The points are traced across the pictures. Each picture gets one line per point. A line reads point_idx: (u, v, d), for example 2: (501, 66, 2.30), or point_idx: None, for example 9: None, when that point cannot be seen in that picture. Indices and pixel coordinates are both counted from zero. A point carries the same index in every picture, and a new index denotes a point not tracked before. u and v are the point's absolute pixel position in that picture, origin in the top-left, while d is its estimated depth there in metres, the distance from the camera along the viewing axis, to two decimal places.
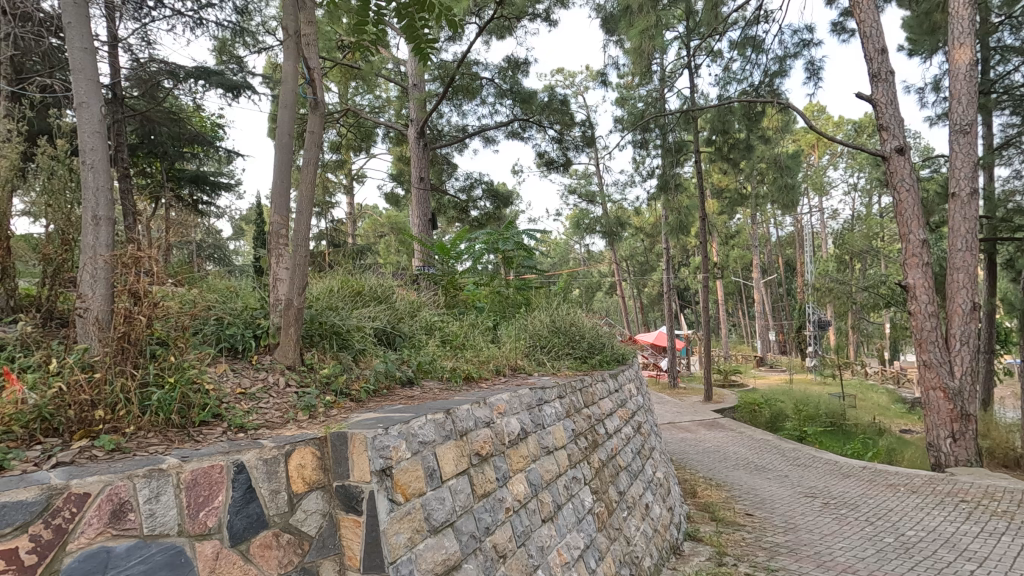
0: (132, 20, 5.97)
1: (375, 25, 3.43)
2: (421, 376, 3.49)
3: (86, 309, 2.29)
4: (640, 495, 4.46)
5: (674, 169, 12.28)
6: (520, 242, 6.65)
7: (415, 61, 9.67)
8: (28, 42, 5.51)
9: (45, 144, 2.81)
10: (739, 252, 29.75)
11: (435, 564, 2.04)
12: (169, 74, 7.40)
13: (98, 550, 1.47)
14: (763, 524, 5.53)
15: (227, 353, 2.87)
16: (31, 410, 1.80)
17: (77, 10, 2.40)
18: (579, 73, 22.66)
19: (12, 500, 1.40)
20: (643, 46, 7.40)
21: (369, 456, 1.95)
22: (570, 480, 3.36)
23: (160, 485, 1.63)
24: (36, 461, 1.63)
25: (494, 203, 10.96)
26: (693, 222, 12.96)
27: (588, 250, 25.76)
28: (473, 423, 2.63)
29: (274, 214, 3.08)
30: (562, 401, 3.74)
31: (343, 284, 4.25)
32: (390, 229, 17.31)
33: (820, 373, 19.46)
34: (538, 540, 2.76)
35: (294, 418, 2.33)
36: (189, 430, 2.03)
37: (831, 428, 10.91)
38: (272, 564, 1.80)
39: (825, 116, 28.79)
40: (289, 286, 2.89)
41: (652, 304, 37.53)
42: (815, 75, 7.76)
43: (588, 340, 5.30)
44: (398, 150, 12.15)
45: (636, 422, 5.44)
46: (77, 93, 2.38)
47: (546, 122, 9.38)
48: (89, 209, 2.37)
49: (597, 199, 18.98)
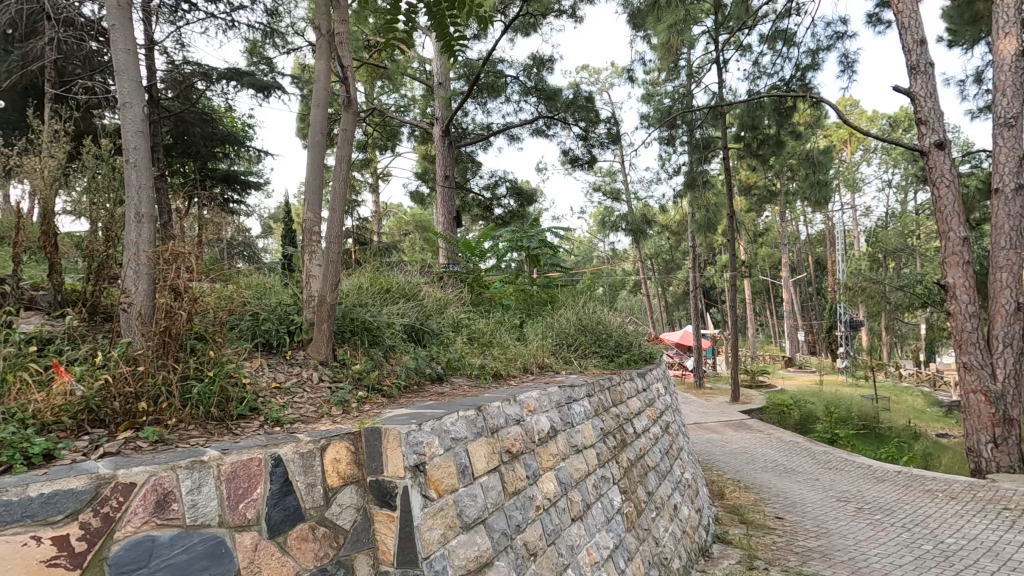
0: (168, 24, 6.09)
1: (404, 23, 3.45)
2: (450, 373, 3.50)
3: (129, 304, 2.35)
4: (669, 496, 4.40)
5: (701, 166, 12.07)
6: (545, 240, 6.59)
7: (441, 60, 9.70)
8: (71, 45, 5.67)
9: (91, 145, 2.90)
10: (767, 250, 29.12)
11: (467, 561, 2.04)
12: (203, 76, 7.58)
13: (143, 539, 1.51)
14: (793, 528, 5.42)
15: (262, 348, 2.93)
16: (79, 402, 1.86)
17: (121, 13, 2.47)
18: (604, 69, 22.43)
19: (63, 489, 1.44)
20: (672, 42, 7.26)
21: (403, 451, 1.97)
22: (599, 479, 3.33)
23: (201, 477, 1.67)
24: (84, 451, 1.68)
25: (518, 201, 10.98)
26: (721, 220, 12.71)
27: (612, 248, 25.50)
28: (504, 420, 2.63)
29: (306, 211, 3.10)
30: (590, 400, 3.71)
31: (372, 282, 4.29)
32: (415, 227, 17.44)
33: (852, 374, 18.94)
34: (568, 539, 2.74)
35: (329, 413, 2.36)
36: (227, 424, 2.07)
37: (864, 430, 10.61)
38: (308, 557, 1.82)
39: (859, 110, 28.00)
40: (322, 282, 2.91)
41: (677, 302, 36.96)
42: (850, 68, 7.50)
43: (616, 339, 5.25)
44: (423, 148, 12.28)
45: (664, 421, 5.37)
46: (121, 93, 2.44)
47: (571, 119, 9.34)
48: (133, 207, 2.43)
49: (622, 197, 18.77)
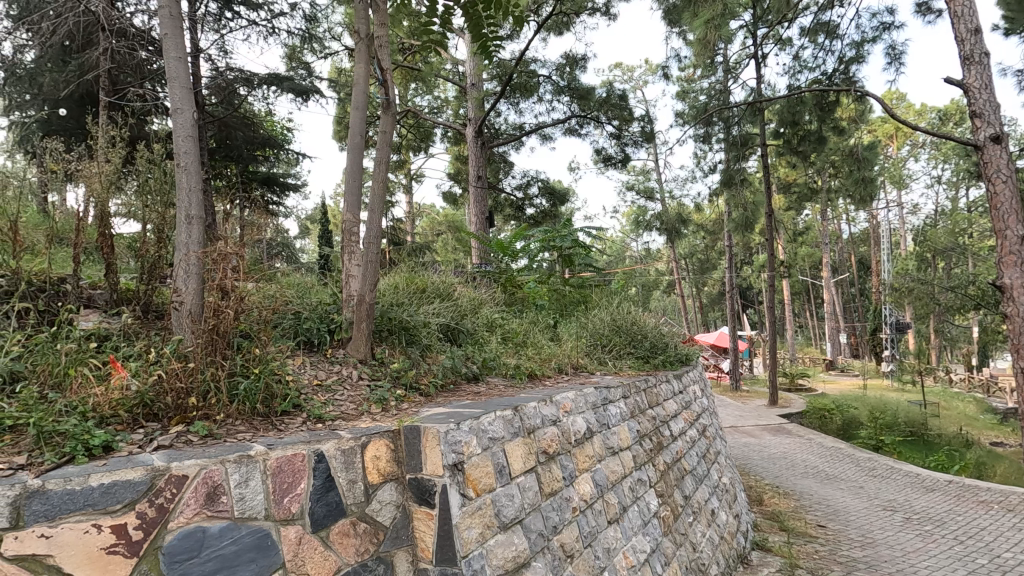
0: (212, 32, 6.29)
1: (441, 23, 3.49)
2: (485, 372, 3.51)
3: (181, 303, 2.44)
4: (706, 501, 4.31)
5: (739, 164, 11.76)
6: (578, 240, 6.57)
7: (474, 61, 9.75)
8: (123, 55, 5.93)
9: (144, 150, 3.03)
10: (808, 249, 28.20)
11: (505, 561, 2.04)
12: (245, 82, 7.84)
13: (195, 530, 1.56)
14: (837, 537, 5.24)
15: (304, 346, 2.99)
16: (134, 397, 1.93)
17: (173, 23, 2.57)
18: (637, 67, 22.14)
19: (122, 479, 1.51)
20: (709, 37, 7.10)
21: (442, 450, 1.98)
22: (635, 482, 3.29)
23: (249, 470, 1.72)
24: (140, 443, 1.75)
25: (550, 201, 10.95)
26: (759, 219, 12.37)
27: (645, 248, 25.14)
28: (540, 420, 2.62)
29: (346, 212, 3.16)
30: (626, 401, 3.67)
31: (408, 282, 4.35)
32: (446, 227, 17.56)
33: (898, 379, 18.18)
34: (604, 542, 2.71)
35: (368, 411, 2.41)
36: (272, 420, 2.13)
37: (911, 437, 10.18)
38: (350, 552, 1.86)
39: (907, 104, 26.85)
40: (361, 282, 2.96)
41: (712, 302, 36.20)
42: (898, 60, 7.18)
43: (651, 340, 5.18)
44: (456, 149, 12.37)
45: (701, 424, 5.28)
46: (174, 99, 2.55)
47: (604, 118, 9.27)
48: (183, 209, 2.52)
49: (656, 196, 18.46)
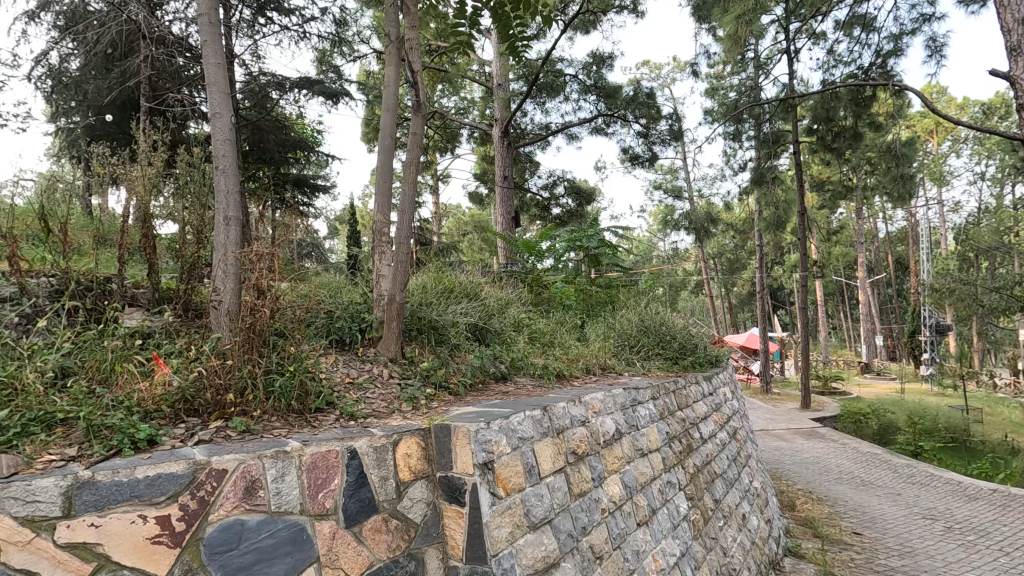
0: (246, 38, 6.45)
1: (471, 23, 3.53)
2: (514, 372, 3.52)
3: (219, 302, 2.51)
4: (737, 505, 4.24)
5: (770, 161, 11.49)
6: (605, 240, 6.53)
7: (500, 62, 9.76)
8: (163, 61, 6.12)
9: (184, 154, 3.13)
10: (843, 248, 27.40)
11: (535, 560, 2.05)
12: (277, 86, 8.01)
13: (234, 522, 1.61)
14: (873, 545, 5.09)
15: (336, 344, 3.05)
16: (175, 392, 1.99)
17: (211, 30, 2.66)
18: (665, 64, 21.84)
19: (166, 472, 1.56)
20: (740, 33, 6.97)
21: (472, 449, 2.00)
22: (665, 485, 3.25)
23: (285, 466, 1.76)
24: (182, 437, 1.81)
25: (577, 201, 10.90)
26: (791, 217, 12.07)
27: (672, 247, 24.78)
28: (569, 421, 2.62)
29: (376, 212, 3.20)
30: (656, 402, 3.64)
31: (437, 282, 4.39)
32: (472, 227, 17.64)
33: (938, 383, 17.52)
34: (634, 544, 2.69)
35: (399, 409, 2.44)
36: (307, 416, 2.18)
37: (952, 443, 9.83)
38: (382, 548, 1.89)
39: (948, 97, 25.88)
40: (392, 281, 3.00)
41: (742, 302, 35.53)
42: (939, 53, 6.92)
43: (680, 341, 5.11)
44: (482, 149, 12.42)
45: (732, 427, 5.20)
46: (212, 104, 2.63)
47: (631, 117, 9.18)
48: (221, 210, 2.60)
49: (684, 195, 18.19)
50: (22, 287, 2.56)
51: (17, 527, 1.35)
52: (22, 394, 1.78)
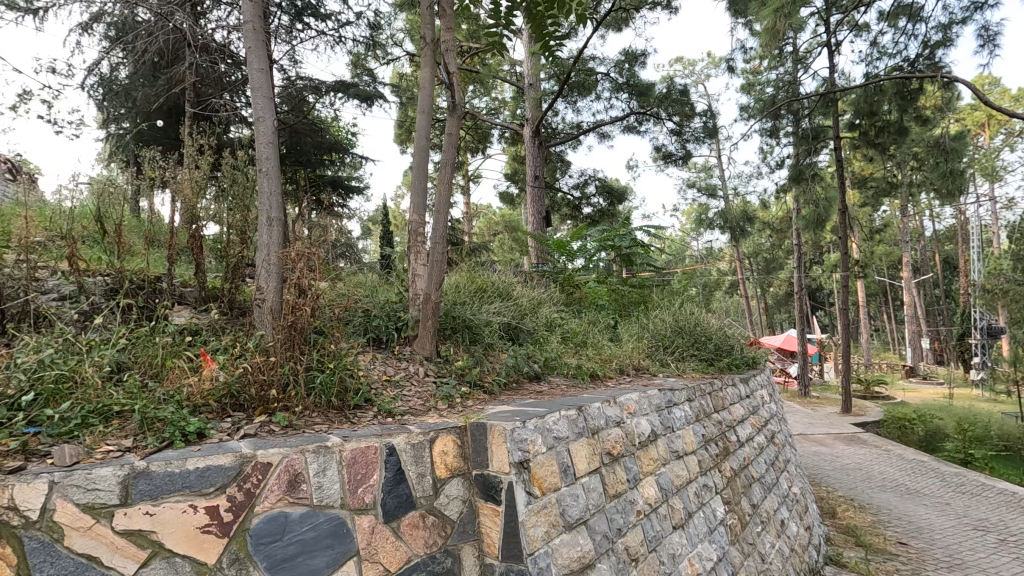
0: (285, 43, 6.61)
1: (504, 24, 3.54)
2: (548, 371, 3.52)
3: (262, 300, 2.59)
4: (775, 511, 4.13)
5: (809, 158, 11.15)
6: (637, 240, 6.46)
7: (532, 61, 9.75)
8: (206, 68, 6.32)
9: (229, 156, 3.24)
10: (886, 248, 26.38)
11: (571, 561, 2.04)
12: (314, 90, 8.20)
13: (278, 515, 1.66)
14: (920, 556, 4.89)
15: (373, 342, 3.11)
16: (222, 387, 2.06)
17: (256, 37, 2.75)
18: (700, 61, 21.42)
19: (214, 464, 1.61)
20: (779, 26, 6.79)
21: (508, 448, 2.00)
22: (701, 488, 3.20)
23: (326, 461, 1.80)
24: (229, 431, 1.87)
25: (608, 200, 10.83)
26: (832, 216, 11.68)
27: (706, 247, 24.33)
28: (604, 421, 2.60)
29: (412, 212, 3.24)
30: (691, 404, 3.58)
31: (469, 281, 4.42)
32: (503, 227, 17.67)
33: (991, 389, 16.69)
34: (669, 548, 2.65)
35: (435, 407, 2.47)
36: (346, 413, 2.23)
37: (1006, 452, 9.36)
38: (419, 544, 1.91)
39: (1001, 89, 24.65)
40: (427, 281, 3.04)
41: (779, 303, 34.61)
42: (992, 41, 6.59)
43: (716, 342, 5.02)
44: (512, 149, 12.44)
45: (769, 431, 5.08)
46: (256, 108, 2.71)
47: (664, 114, 9.06)
48: (264, 211, 2.68)
49: (718, 193, 17.82)
50: (79, 285, 2.69)
51: (79, 513, 1.41)
52: (81, 387, 1.87)
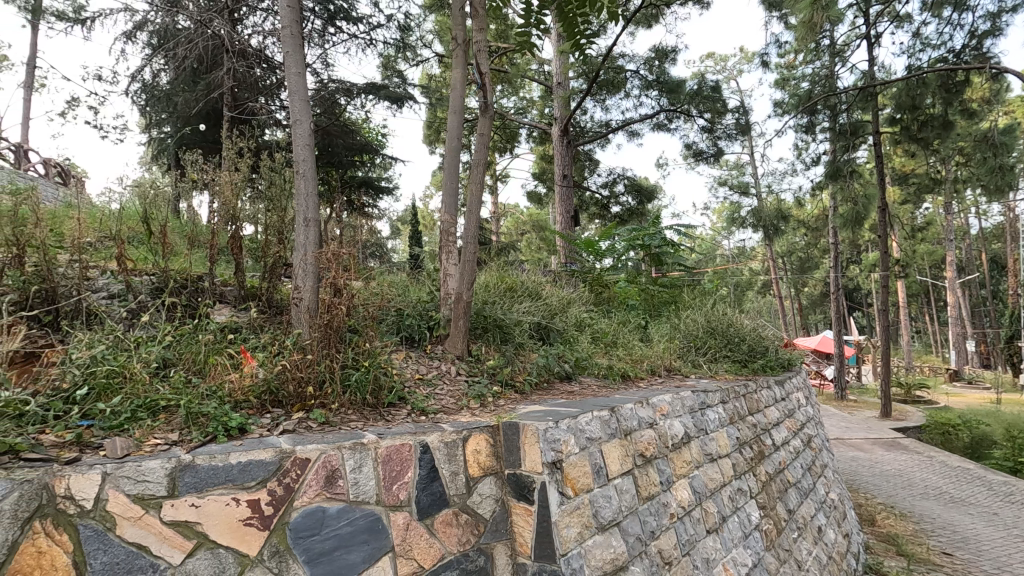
0: (317, 47, 6.74)
1: (534, 23, 3.54)
2: (578, 372, 3.50)
3: (300, 299, 2.65)
4: (812, 517, 4.03)
5: (847, 154, 10.80)
6: (667, 239, 6.38)
7: (560, 60, 9.71)
8: (243, 73, 6.49)
9: (267, 158, 3.32)
10: (929, 246, 25.39)
11: (604, 562, 2.03)
12: (345, 92, 8.35)
13: (316, 510, 1.70)
14: (967, 568, 4.69)
15: (406, 341, 3.15)
16: (261, 383, 2.12)
17: (293, 41, 2.81)
18: (732, 56, 20.97)
19: (255, 459, 1.66)
20: (815, 20, 6.60)
21: (541, 448, 2.00)
22: (735, 492, 3.14)
23: (362, 457, 1.83)
24: (269, 427, 1.92)
25: (637, 200, 10.71)
26: (871, 213, 11.29)
27: (738, 246, 23.84)
28: (637, 422, 2.58)
29: (443, 212, 3.26)
30: (726, 406, 3.51)
31: (499, 280, 4.44)
32: (531, 226, 17.65)
33: None
34: (703, 552, 2.61)
35: (467, 406, 2.49)
36: (380, 410, 2.27)
37: None
38: (452, 541, 1.93)
39: None
40: (459, 280, 3.06)
41: (814, 304, 33.69)
42: None
43: (749, 343, 4.92)
44: (541, 149, 12.43)
45: (806, 435, 4.95)
46: (293, 111, 2.77)
47: (695, 111, 8.91)
48: (301, 212, 2.74)
49: (751, 191, 17.43)
50: (127, 284, 2.80)
51: (130, 503, 1.46)
52: (130, 382, 1.94)
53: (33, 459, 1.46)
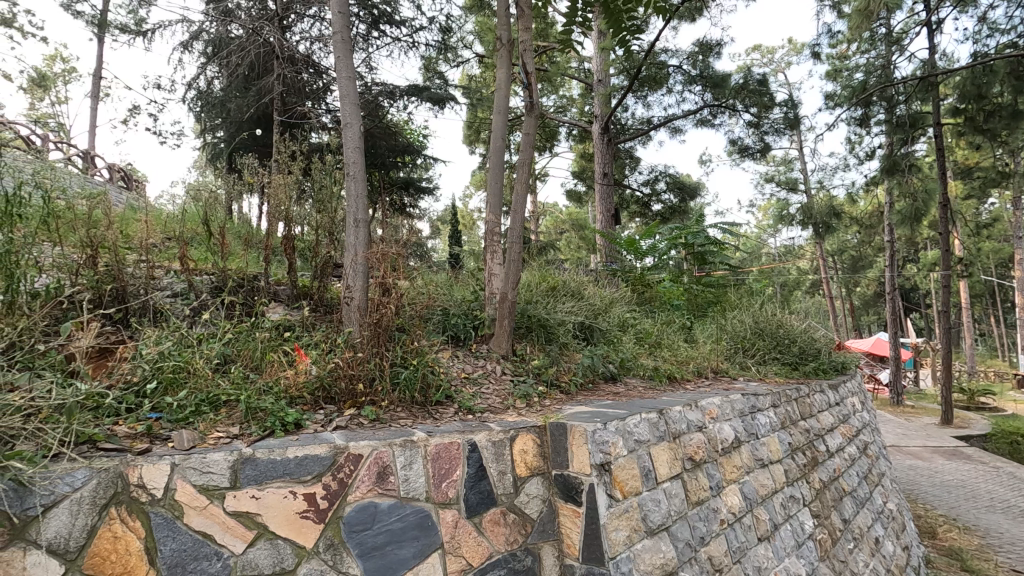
0: (362, 51, 6.88)
1: (578, 20, 3.51)
2: (623, 373, 3.47)
3: (351, 297, 2.71)
4: (869, 527, 3.85)
5: (904, 148, 10.27)
6: (711, 237, 6.22)
7: (601, 56, 9.59)
8: (291, 78, 6.69)
9: (317, 161, 3.42)
10: (995, 244, 23.89)
11: (653, 567, 2.00)
12: (388, 95, 8.50)
13: (368, 505, 1.73)
14: None
15: (451, 340, 3.17)
16: (315, 380, 2.18)
17: (344, 47, 2.88)
18: (779, 47, 20.25)
19: (311, 454, 1.70)
20: (872, 7, 6.29)
21: (589, 449, 1.98)
22: (787, 499, 3.03)
23: (412, 454, 1.86)
24: (323, 423, 1.98)
25: (679, 197, 10.49)
26: (931, 210, 10.70)
27: (785, 245, 23.05)
28: (686, 425, 2.52)
29: (488, 212, 3.27)
30: (777, 410, 3.40)
31: (541, 280, 4.43)
32: (571, 225, 17.51)
33: None
34: (755, 560, 2.54)
35: (514, 405, 2.50)
36: (428, 408, 2.30)
37: None
38: (500, 540, 1.94)
39: None
40: (504, 279, 3.06)
41: (866, 305, 32.23)
42: None
43: (800, 345, 4.76)
44: (580, 147, 12.34)
45: (861, 441, 4.74)
46: (344, 114, 2.84)
47: (740, 105, 8.66)
48: (352, 213, 2.80)
49: (799, 188, 16.80)
50: (189, 284, 2.93)
51: (195, 493, 1.53)
52: (194, 377, 2.04)
53: (110, 449, 1.55)
